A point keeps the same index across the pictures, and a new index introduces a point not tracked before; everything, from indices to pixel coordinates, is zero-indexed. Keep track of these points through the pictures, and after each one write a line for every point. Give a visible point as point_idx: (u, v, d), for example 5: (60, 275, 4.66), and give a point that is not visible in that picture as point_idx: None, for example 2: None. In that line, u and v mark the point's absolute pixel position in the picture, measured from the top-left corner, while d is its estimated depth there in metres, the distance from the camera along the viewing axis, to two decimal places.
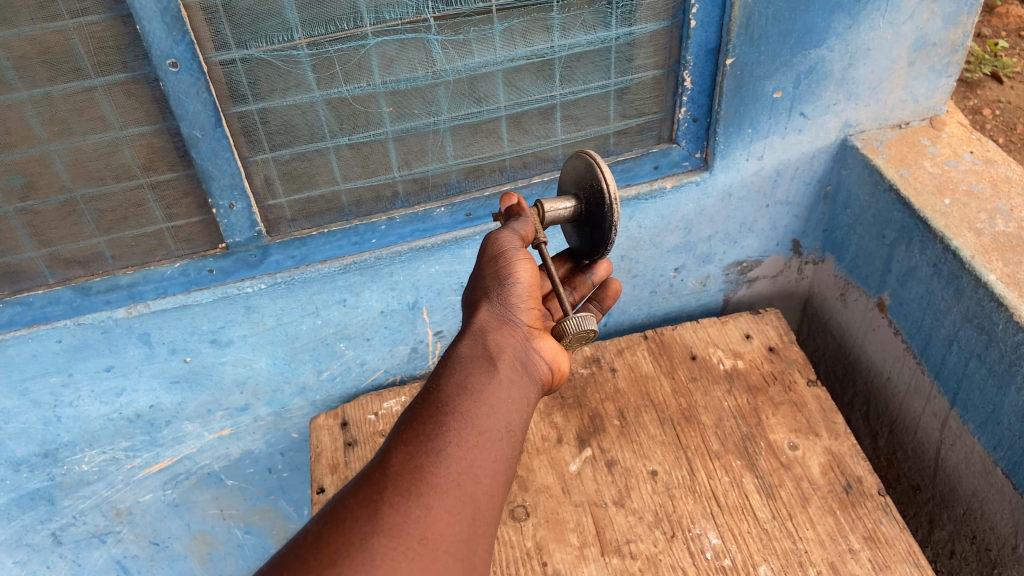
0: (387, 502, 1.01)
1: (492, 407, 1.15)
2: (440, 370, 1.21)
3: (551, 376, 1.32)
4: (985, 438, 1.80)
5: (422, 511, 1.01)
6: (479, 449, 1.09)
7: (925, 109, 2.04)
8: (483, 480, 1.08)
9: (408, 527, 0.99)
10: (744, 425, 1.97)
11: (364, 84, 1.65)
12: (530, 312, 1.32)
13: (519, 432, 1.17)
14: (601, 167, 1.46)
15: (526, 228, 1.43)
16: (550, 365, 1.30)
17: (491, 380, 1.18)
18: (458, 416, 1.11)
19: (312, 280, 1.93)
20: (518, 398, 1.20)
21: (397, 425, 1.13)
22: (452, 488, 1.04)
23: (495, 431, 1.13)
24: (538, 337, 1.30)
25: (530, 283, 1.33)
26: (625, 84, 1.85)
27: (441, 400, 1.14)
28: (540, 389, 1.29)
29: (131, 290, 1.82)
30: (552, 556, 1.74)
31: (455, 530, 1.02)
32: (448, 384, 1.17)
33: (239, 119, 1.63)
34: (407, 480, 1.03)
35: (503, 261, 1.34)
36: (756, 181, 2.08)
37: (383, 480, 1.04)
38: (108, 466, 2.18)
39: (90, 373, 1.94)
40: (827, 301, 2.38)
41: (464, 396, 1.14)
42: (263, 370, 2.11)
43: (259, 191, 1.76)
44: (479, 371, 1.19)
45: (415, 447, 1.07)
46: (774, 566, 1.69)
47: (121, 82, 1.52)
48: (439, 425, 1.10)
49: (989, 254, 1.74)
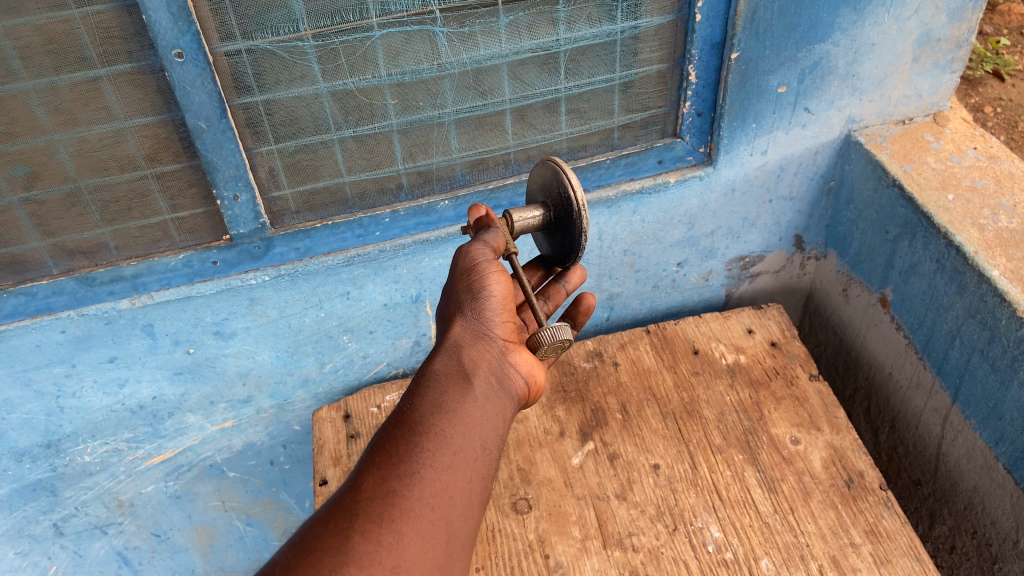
0: (358, 530, 1.03)
1: (467, 426, 1.18)
2: (414, 389, 1.24)
3: (528, 390, 1.34)
4: (986, 434, 1.81)
5: (394, 538, 1.03)
6: (452, 470, 1.12)
7: (929, 105, 2.04)
8: (457, 502, 1.10)
9: (379, 556, 1.01)
10: (746, 420, 1.97)
11: (370, 76, 1.65)
12: (504, 325, 1.34)
13: (494, 450, 1.21)
14: (568, 173, 1.45)
15: (497, 238, 1.43)
16: (527, 379, 1.33)
17: (466, 398, 1.21)
18: (431, 436, 1.14)
19: (316, 273, 1.93)
20: (493, 416, 1.23)
21: (369, 447, 1.16)
22: (425, 512, 1.07)
23: (469, 450, 1.16)
24: (513, 351, 1.32)
25: (504, 295, 1.35)
26: (630, 78, 1.85)
27: (414, 421, 1.16)
28: (517, 403, 1.32)
29: (135, 281, 1.82)
30: (554, 548, 1.75)
31: (429, 556, 1.05)
32: (422, 404, 1.19)
33: (244, 110, 1.63)
34: (377, 507, 1.05)
35: (476, 274, 1.36)
36: (760, 175, 2.08)
37: (354, 507, 1.05)
38: (111, 457, 2.18)
39: (94, 364, 1.94)
40: (829, 297, 2.38)
41: (439, 416, 1.17)
42: (266, 362, 2.11)
43: (263, 182, 1.76)
44: (454, 389, 1.22)
45: (387, 471, 1.09)
46: (776, 559, 1.69)
47: (127, 72, 1.52)
48: (412, 447, 1.12)
49: (993, 249, 1.75)
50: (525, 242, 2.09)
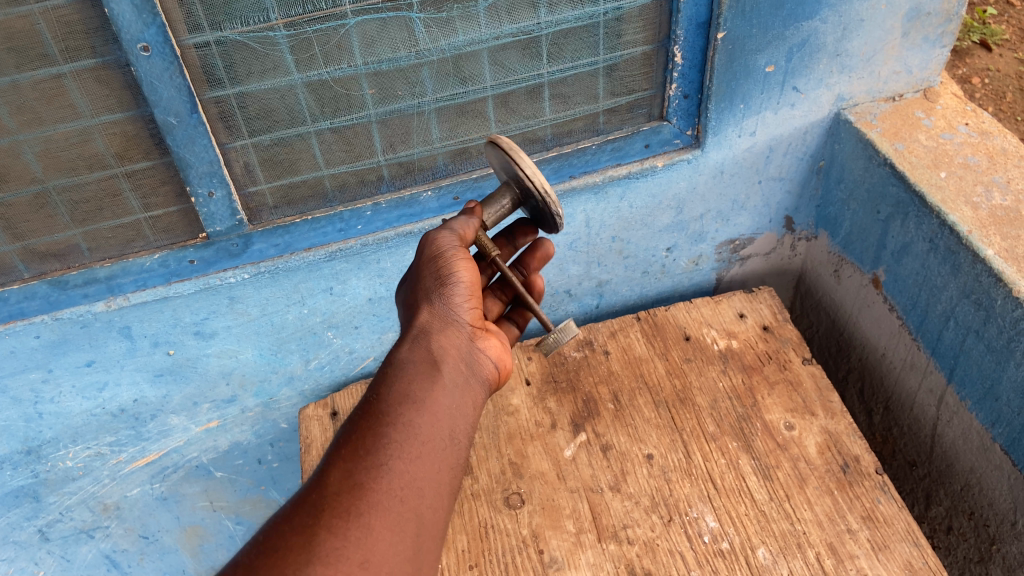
0: (324, 525, 0.96)
1: (436, 414, 1.14)
2: (381, 378, 1.18)
3: (498, 374, 1.32)
4: (983, 415, 1.79)
5: (363, 531, 0.97)
6: (421, 460, 1.07)
7: (919, 81, 2.00)
8: (426, 493, 1.06)
9: (348, 551, 0.95)
10: (739, 406, 1.95)
11: (346, 66, 1.59)
12: (472, 311, 1.31)
13: (464, 439, 1.16)
14: (524, 168, 1.38)
15: (466, 228, 1.40)
16: (496, 363, 1.31)
17: (434, 387, 1.17)
18: (399, 427, 1.09)
19: (297, 269, 1.89)
20: (462, 404, 1.19)
21: (334, 441, 1.09)
22: (394, 504, 1.02)
23: (438, 440, 1.11)
24: (481, 336, 1.30)
25: (469, 279, 1.32)
26: (615, 61, 1.80)
27: (381, 412, 1.11)
28: (486, 388, 1.29)
29: (109, 283, 1.76)
30: (548, 543, 1.72)
31: (398, 549, 0.99)
32: (389, 393, 1.14)
33: (216, 104, 1.57)
34: (344, 501, 0.99)
35: (442, 261, 1.32)
36: (748, 157, 2.04)
37: (321, 501, 0.99)
38: (94, 461, 2.13)
39: (71, 368, 1.89)
40: (820, 278, 2.35)
41: (406, 405, 1.12)
42: (249, 361, 2.07)
43: (239, 178, 1.71)
44: (422, 377, 1.17)
45: (353, 464, 1.04)
46: (772, 548, 1.67)
47: (91, 67, 1.45)
48: (379, 438, 1.07)
49: (987, 228, 1.72)
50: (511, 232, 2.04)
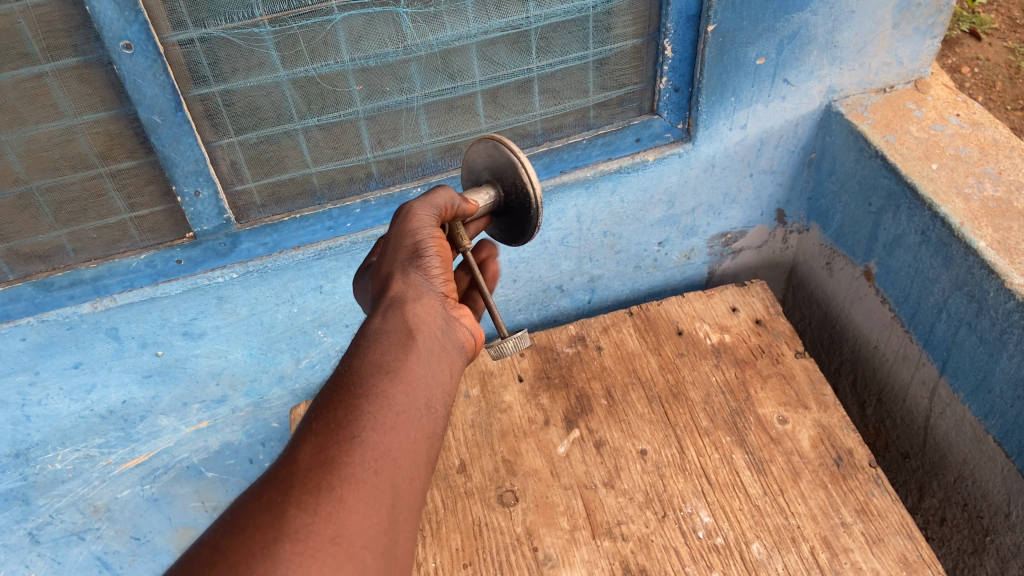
0: (293, 502, 0.90)
1: (411, 384, 1.07)
2: (353, 349, 1.11)
3: (474, 343, 1.25)
4: (976, 406, 1.79)
5: (335, 506, 0.91)
6: (396, 431, 1.01)
7: (910, 72, 1.99)
8: (401, 464, 1.00)
9: (320, 527, 0.89)
10: (733, 401, 1.94)
11: (332, 62, 1.57)
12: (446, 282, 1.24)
13: (440, 409, 1.10)
14: (519, 157, 1.38)
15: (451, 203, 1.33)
16: (471, 331, 1.24)
17: (409, 356, 1.10)
18: (372, 398, 1.02)
19: (286, 268, 1.87)
20: (438, 373, 1.13)
21: (304, 415, 1.02)
22: (368, 477, 0.95)
23: (414, 410, 1.05)
24: (455, 306, 1.24)
25: (442, 250, 1.26)
26: (604, 54, 1.79)
27: (353, 384, 1.04)
28: (463, 357, 1.23)
29: (96, 284, 1.74)
30: (542, 541, 1.71)
31: (373, 522, 0.93)
32: (362, 363, 1.07)
33: (201, 102, 1.55)
34: (315, 476, 0.93)
35: (413, 235, 1.25)
36: (739, 150, 2.03)
37: (289, 478, 0.92)
38: (83, 463, 2.11)
39: (58, 370, 1.87)
40: (812, 271, 2.35)
41: (380, 375, 1.06)
42: (239, 361, 2.05)
43: (225, 176, 1.68)
44: (397, 346, 1.10)
45: (324, 438, 0.96)
46: (767, 543, 1.67)
47: (73, 66, 1.43)
48: (351, 409, 1.00)
49: (979, 220, 1.71)
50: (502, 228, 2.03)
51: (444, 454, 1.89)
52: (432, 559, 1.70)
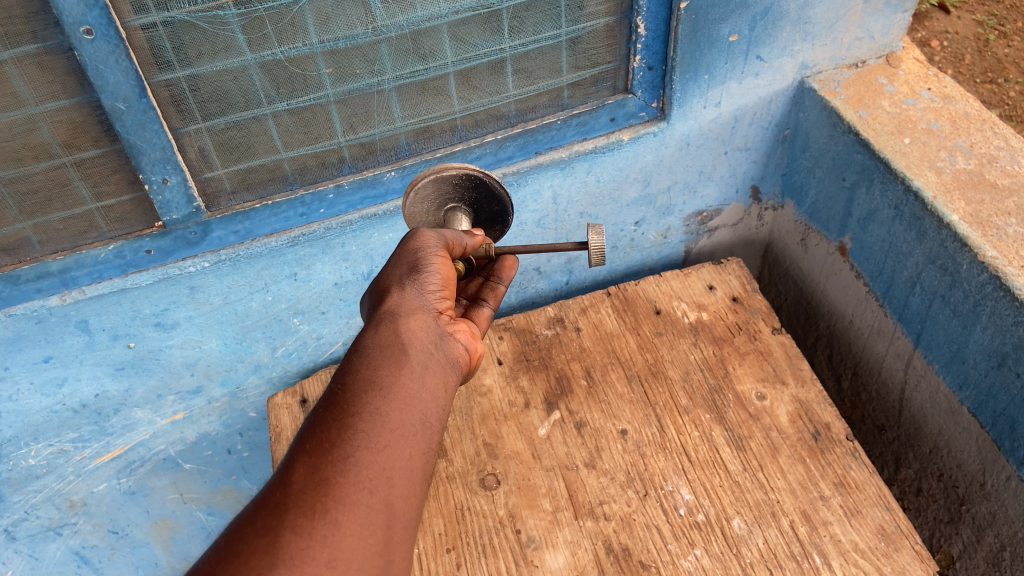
0: (288, 525, 0.91)
1: (405, 401, 1.08)
2: (345, 366, 1.11)
3: (469, 359, 1.26)
4: (950, 378, 1.81)
5: (330, 529, 0.92)
6: (390, 449, 1.02)
7: (881, 46, 1.99)
8: (396, 482, 1.00)
9: (315, 551, 0.90)
10: (711, 378, 1.95)
11: (301, 44, 1.54)
12: (443, 300, 1.24)
13: (435, 423, 1.11)
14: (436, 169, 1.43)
15: (456, 235, 1.36)
16: (465, 349, 1.24)
17: (402, 372, 1.10)
18: (365, 417, 1.03)
19: (259, 256, 1.84)
20: (432, 388, 1.13)
21: (297, 433, 1.03)
22: (363, 497, 0.96)
23: (407, 426, 1.06)
24: (451, 322, 1.24)
25: (444, 271, 1.26)
26: (577, 33, 1.77)
27: (346, 402, 1.04)
28: (460, 372, 1.23)
29: (63, 276, 1.70)
30: (525, 523, 1.71)
31: (368, 543, 0.94)
32: (354, 381, 1.08)
33: (166, 87, 1.51)
34: (310, 498, 0.93)
35: (417, 255, 1.26)
36: (714, 128, 2.02)
37: (284, 500, 0.93)
38: (57, 458, 2.08)
39: (28, 365, 1.83)
40: (787, 247, 2.36)
41: (372, 393, 1.06)
42: (214, 351, 2.02)
43: (194, 163, 1.65)
44: (389, 363, 1.11)
45: (319, 458, 0.97)
46: (747, 518, 1.68)
47: (32, 53, 1.38)
48: (344, 428, 1.01)
49: (951, 193, 1.73)
50: None
51: None
52: (416, 545, 1.70)
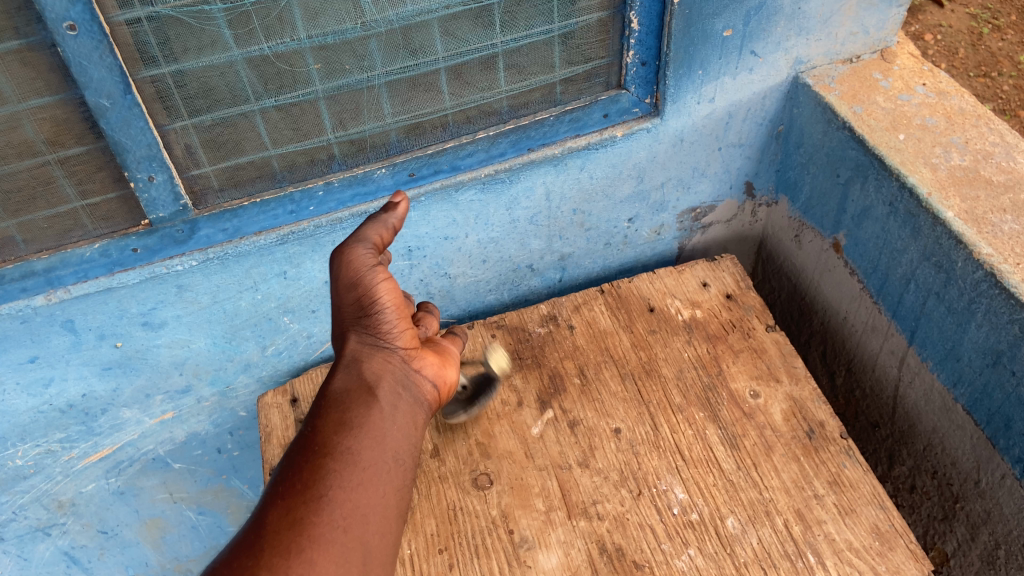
0: (266, 564, 0.98)
1: (375, 439, 1.18)
2: (316, 411, 1.21)
3: (437, 392, 1.37)
4: (945, 375, 1.80)
5: (306, 565, 0.99)
6: (363, 487, 1.11)
7: (876, 41, 1.98)
8: (370, 519, 1.09)
9: None
10: (705, 375, 1.94)
11: (289, 40, 1.51)
12: (405, 333, 1.34)
13: (406, 460, 1.21)
14: None
15: (381, 231, 1.33)
16: (432, 383, 1.35)
17: (371, 412, 1.21)
18: (337, 457, 1.12)
19: (247, 254, 1.82)
20: (403, 425, 1.24)
21: (273, 477, 1.12)
22: (338, 534, 1.04)
23: (379, 464, 1.15)
24: (416, 357, 1.34)
25: (395, 299, 1.32)
26: (570, 28, 1.75)
27: (318, 445, 1.14)
28: (428, 408, 1.34)
29: (48, 275, 1.67)
30: (518, 523, 1.70)
31: None
32: (324, 424, 1.18)
33: (151, 83, 1.48)
34: (284, 537, 1.01)
35: (363, 286, 1.29)
36: (708, 124, 2.01)
37: (260, 539, 1.01)
38: (44, 459, 2.06)
39: (13, 365, 1.80)
40: (781, 243, 2.35)
41: (343, 434, 1.16)
42: (202, 350, 2.00)
43: (180, 161, 1.62)
44: (357, 405, 1.22)
45: (293, 500, 1.06)
46: (741, 517, 1.67)
47: (15, 50, 1.36)
48: (317, 469, 1.10)
49: (946, 189, 1.71)
50: (471, 207, 1.96)
51: None
52: (407, 546, 1.68)
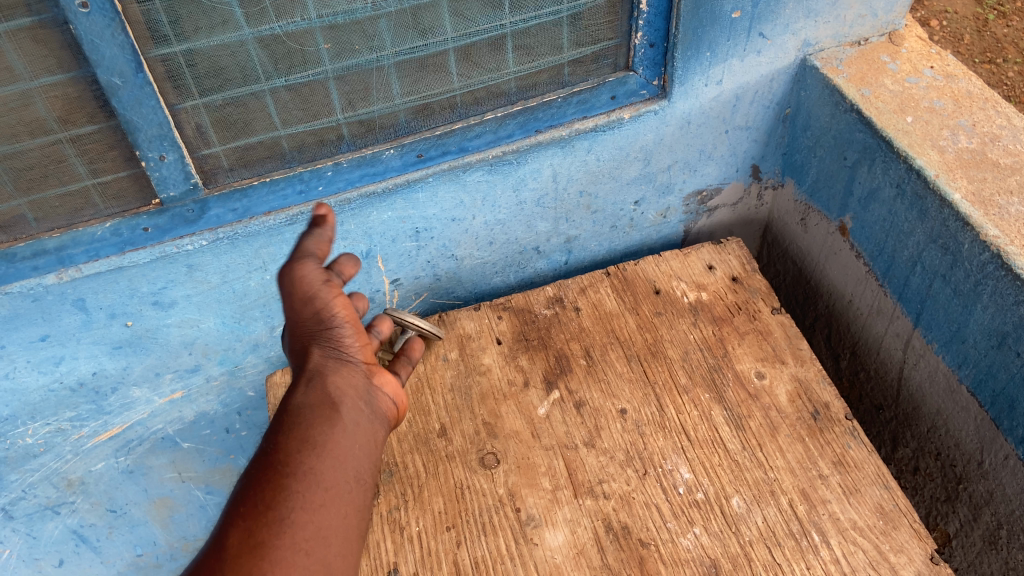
0: None
1: (337, 458, 1.18)
2: (278, 428, 1.20)
3: (398, 407, 1.38)
4: (949, 357, 1.81)
5: None
6: (325, 508, 1.11)
7: (884, 24, 1.98)
8: (331, 541, 1.09)
9: None
10: (710, 357, 1.95)
11: (299, 19, 1.51)
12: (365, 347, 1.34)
13: (367, 478, 1.22)
14: None
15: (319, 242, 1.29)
16: (394, 396, 1.37)
17: (334, 429, 1.21)
18: (300, 477, 1.11)
19: (257, 234, 1.83)
20: (364, 441, 1.25)
21: (231, 497, 1.09)
22: (299, 557, 1.03)
23: (340, 483, 1.15)
24: (378, 373, 1.35)
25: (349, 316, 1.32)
26: (579, 9, 1.74)
27: (280, 463, 1.12)
28: (388, 422, 1.36)
29: (60, 254, 1.68)
30: (525, 501, 1.71)
31: None
32: (287, 441, 1.17)
33: (162, 62, 1.49)
34: (244, 563, 0.99)
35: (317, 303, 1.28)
36: (715, 106, 2.01)
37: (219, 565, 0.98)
38: (54, 437, 2.07)
39: (25, 344, 1.82)
40: (787, 227, 2.36)
41: (307, 452, 1.15)
42: (211, 329, 2.01)
43: (191, 140, 1.63)
44: (320, 422, 1.21)
45: (254, 522, 1.04)
46: (746, 496, 1.69)
47: (27, 27, 1.36)
48: (279, 489, 1.09)
49: (954, 171, 1.72)
50: (478, 188, 1.97)
51: (424, 418, 1.88)
52: (415, 523, 1.70)
